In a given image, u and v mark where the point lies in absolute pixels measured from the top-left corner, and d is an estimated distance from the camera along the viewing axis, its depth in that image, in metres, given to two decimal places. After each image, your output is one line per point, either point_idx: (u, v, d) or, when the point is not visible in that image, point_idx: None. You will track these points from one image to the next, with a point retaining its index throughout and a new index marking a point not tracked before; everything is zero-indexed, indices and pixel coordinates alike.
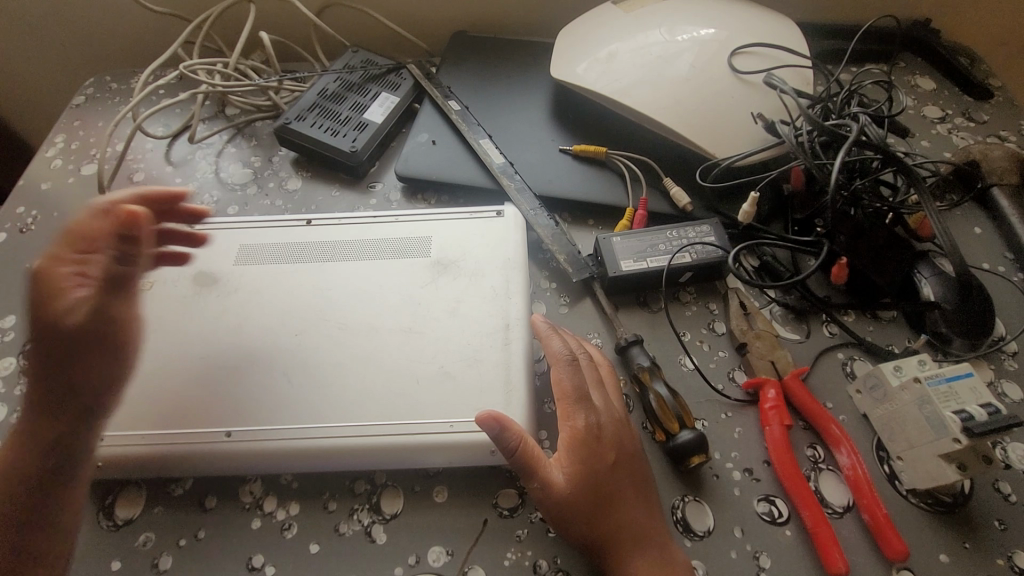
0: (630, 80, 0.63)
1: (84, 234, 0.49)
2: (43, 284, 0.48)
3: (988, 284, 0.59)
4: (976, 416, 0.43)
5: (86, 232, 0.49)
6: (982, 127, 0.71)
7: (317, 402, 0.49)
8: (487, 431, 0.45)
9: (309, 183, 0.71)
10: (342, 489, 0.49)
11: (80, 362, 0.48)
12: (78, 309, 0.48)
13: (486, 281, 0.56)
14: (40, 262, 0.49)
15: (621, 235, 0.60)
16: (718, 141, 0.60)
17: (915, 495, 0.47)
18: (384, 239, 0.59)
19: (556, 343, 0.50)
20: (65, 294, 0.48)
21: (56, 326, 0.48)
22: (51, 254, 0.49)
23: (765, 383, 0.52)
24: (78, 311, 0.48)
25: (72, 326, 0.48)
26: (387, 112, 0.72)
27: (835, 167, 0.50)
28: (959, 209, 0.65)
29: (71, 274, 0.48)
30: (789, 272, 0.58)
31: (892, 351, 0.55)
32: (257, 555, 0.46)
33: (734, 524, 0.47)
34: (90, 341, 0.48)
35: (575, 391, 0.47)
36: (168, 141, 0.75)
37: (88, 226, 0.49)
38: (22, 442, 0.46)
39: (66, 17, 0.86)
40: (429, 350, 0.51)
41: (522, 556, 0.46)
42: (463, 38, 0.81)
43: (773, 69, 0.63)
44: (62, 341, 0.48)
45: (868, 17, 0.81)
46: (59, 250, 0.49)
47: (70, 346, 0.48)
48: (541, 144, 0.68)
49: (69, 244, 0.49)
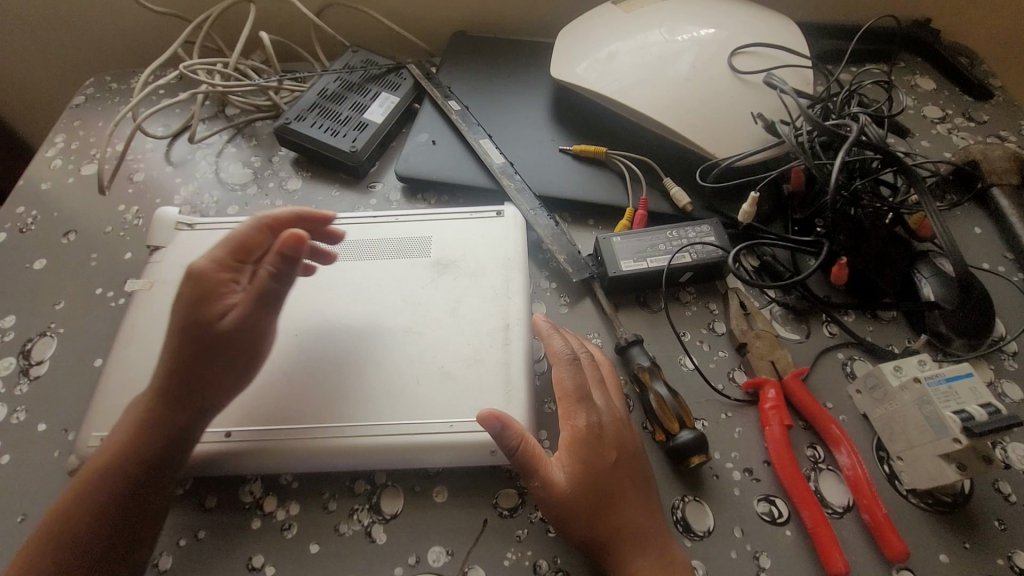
0: (630, 80, 0.63)
1: (240, 246, 0.49)
2: (200, 283, 0.46)
3: (988, 285, 0.59)
4: (976, 416, 0.43)
5: (245, 245, 0.49)
6: (982, 127, 0.71)
7: (318, 403, 0.49)
8: (489, 430, 0.45)
9: (309, 183, 0.71)
10: (342, 489, 0.49)
11: (213, 367, 0.46)
12: (230, 316, 0.45)
13: (486, 281, 0.56)
14: (201, 261, 0.47)
15: (621, 235, 0.60)
16: (718, 141, 0.60)
17: (915, 495, 0.47)
18: (384, 239, 0.59)
19: (558, 342, 0.50)
20: (219, 300, 0.46)
21: (207, 329, 0.45)
22: (213, 256, 0.48)
23: (765, 383, 0.52)
24: (231, 318, 0.45)
25: (220, 332, 0.45)
26: (388, 112, 0.72)
27: (835, 168, 0.50)
28: (959, 209, 0.65)
29: (229, 284, 0.47)
30: (789, 272, 0.58)
31: (892, 351, 0.55)
32: (257, 555, 0.46)
33: (734, 524, 0.47)
34: (234, 350, 0.46)
35: (576, 390, 0.47)
36: (168, 141, 0.75)
37: (247, 238, 0.49)
38: (145, 429, 0.45)
39: (66, 16, 0.86)
40: (429, 350, 0.51)
41: (522, 556, 0.46)
42: (463, 38, 0.81)
43: (773, 69, 0.63)
44: (199, 343, 0.45)
45: (868, 17, 0.81)
46: (221, 254, 0.48)
47: (207, 350, 0.45)
48: (542, 144, 0.68)
49: (232, 252, 0.48)
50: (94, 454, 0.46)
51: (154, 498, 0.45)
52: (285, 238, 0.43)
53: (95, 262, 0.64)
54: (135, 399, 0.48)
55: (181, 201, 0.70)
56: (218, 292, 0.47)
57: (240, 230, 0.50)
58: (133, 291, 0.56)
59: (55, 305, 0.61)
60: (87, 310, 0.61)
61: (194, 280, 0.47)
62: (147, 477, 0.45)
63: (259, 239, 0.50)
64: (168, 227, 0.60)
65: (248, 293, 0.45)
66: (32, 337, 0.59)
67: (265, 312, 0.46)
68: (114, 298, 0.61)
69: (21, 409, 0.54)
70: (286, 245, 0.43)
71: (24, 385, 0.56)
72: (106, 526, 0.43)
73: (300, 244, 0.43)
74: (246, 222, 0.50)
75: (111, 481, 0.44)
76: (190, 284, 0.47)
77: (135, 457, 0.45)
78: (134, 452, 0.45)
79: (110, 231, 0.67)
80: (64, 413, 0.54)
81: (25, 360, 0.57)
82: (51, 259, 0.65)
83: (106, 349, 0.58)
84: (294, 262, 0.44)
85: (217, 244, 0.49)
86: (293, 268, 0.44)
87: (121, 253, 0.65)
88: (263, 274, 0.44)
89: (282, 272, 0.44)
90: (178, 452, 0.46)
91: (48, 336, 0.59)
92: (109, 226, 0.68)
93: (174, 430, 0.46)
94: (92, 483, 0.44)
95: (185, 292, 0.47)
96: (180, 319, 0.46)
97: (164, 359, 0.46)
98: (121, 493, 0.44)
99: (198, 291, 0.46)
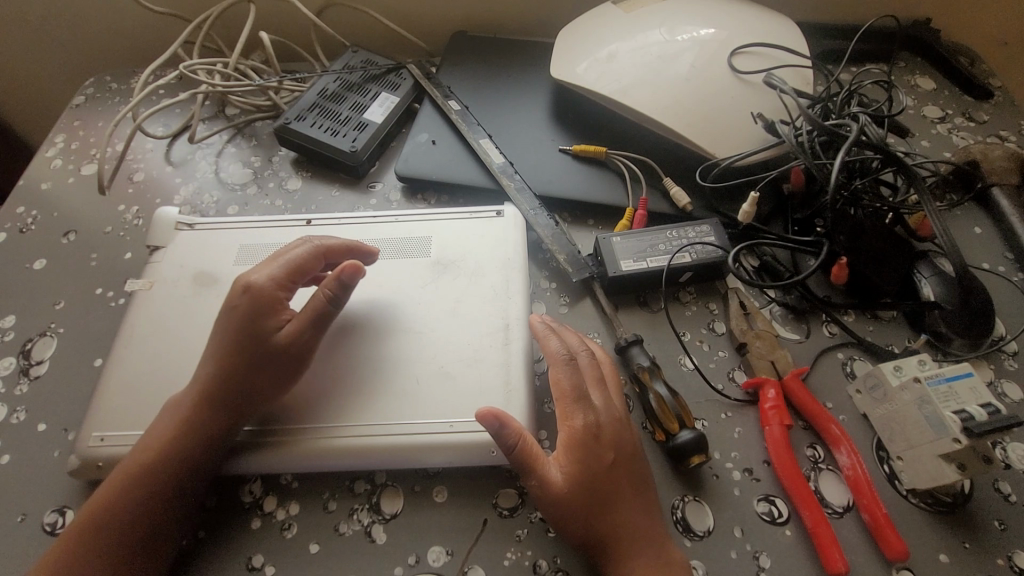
0: (630, 80, 0.63)
1: (295, 268, 0.52)
2: (258, 298, 0.50)
3: (988, 285, 0.59)
4: (976, 415, 0.43)
5: (300, 266, 0.52)
6: (982, 127, 0.71)
7: (320, 403, 0.49)
8: (487, 428, 0.45)
9: (309, 183, 0.71)
10: (342, 489, 0.49)
11: (263, 376, 0.48)
12: (284, 332, 0.49)
13: (486, 281, 0.56)
14: (258, 278, 0.51)
15: (621, 235, 0.60)
16: (717, 141, 0.60)
17: (915, 495, 0.47)
18: (384, 239, 0.59)
19: (555, 343, 0.50)
20: (275, 316, 0.50)
21: (263, 341, 0.48)
22: (271, 274, 0.51)
23: (765, 383, 0.52)
24: (286, 334, 0.49)
25: (276, 346, 0.48)
26: (388, 112, 0.72)
27: (834, 168, 0.50)
28: (959, 208, 0.65)
29: (284, 303, 0.51)
30: (789, 272, 0.58)
31: (891, 351, 0.55)
32: (257, 555, 0.46)
33: (734, 524, 0.47)
34: (286, 362, 0.48)
35: (574, 390, 0.47)
36: (168, 141, 0.75)
37: (302, 260, 0.53)
38: (189, 429, 0.46)
39: (65, 16, 0.86)
40: (429, 350, 0.51)
41: (522, 556, 0.46)
42: (463, 38, 0.81)
43: (773, 69, 0.63)
44: (254, 354, 0.48)
45: (868, 17, 0.81)
46: (277, 273, 0.51)
47: (260, 360, 0.48)
48: (542, 144, 0.68)
49: (287, 272, 0.52)
50: (133, 450, 0.46)
51: (191, 497, 0.46)
52: (345, 266, 0.50)
53: (95, 262, 0.64)
54: (175, 399, 0.48)
55: (181, 201, 0.70)
56: (274, 308, 0.50)
57: (294, 252, 0.53)
58: (133, 291, 0.56)
59: (54, 305, 0.61)
60: (87, 310, 0.61)
61: (251, 294, 0.50)
62: (187, 476, 0.46)
63: (313, 262, 0.53)
64: (168, 227, 0.60)
65: (304, 312, 0.49)
66: (32, 337, 0.59)
67: (317, 332, 0.49)
68: (114, 298, 0.61)
69: (21, 409, 0.54)
70: (345, 272, 0.50)
71: (24, 385, 0.56)
72: (146, 523, 0.44)
73: (356, 273, 0.50)
74: (301, 244, 0.54)
75: (153, 479, 0.45)
76: (247, 297, 0.50)
77: (178, 457, 0.46)
78: (177, 451, 0.46)
79: (110, 231, 0.67)
80: (64, 413, 0.54)
81: (25, 360, 0.57)
82: (50, 259, 0.65)
83: (106, 349, 0.58)
84: (348, 289, 0.50)
85: (273, 263, 0.52)
86: (346, 294, 0.50)
87: (122, 253, 0.65)
88: (320, 297, 0.50)
89: (337, 297, 0.50)
90: (219, 453, 0.47)
91: (48, 336, 0.59)
92: (109, 225, 0.68)
93: (217, 432, 0.47)
94: (134, 480, 0.44)
95: (241, 305, 0.49)
96: (236, 329, 0.49)
97: (215, 365, 0.48)
98: (162, 491, 0.45)
99: (256, 307, 0.49)
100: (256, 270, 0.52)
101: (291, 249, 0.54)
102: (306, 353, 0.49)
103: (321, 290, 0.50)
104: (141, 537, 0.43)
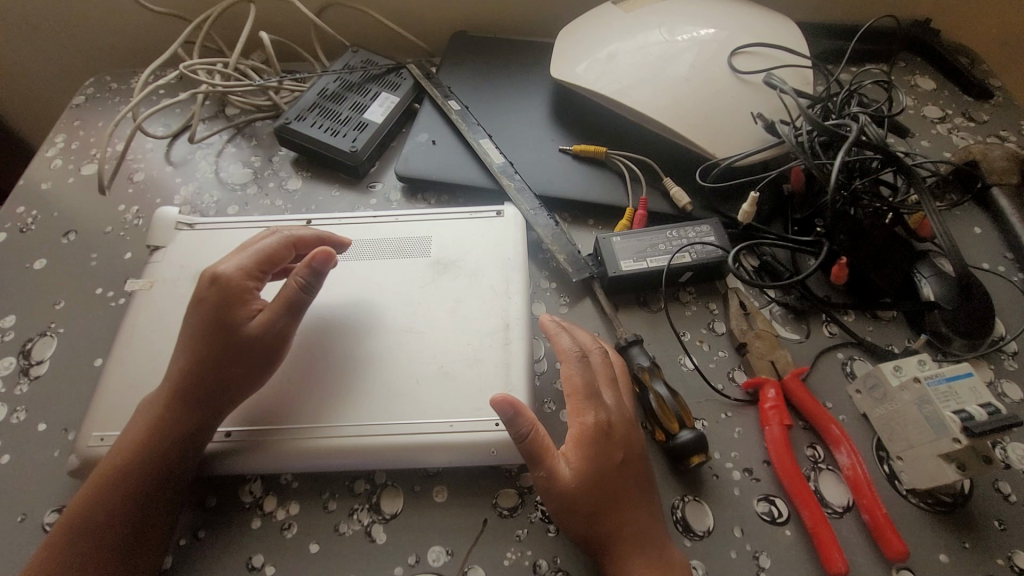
0: (629, 81, 0.63)
1: (264, 258, 0.52)
2: (226, 289, 0.49)
3: (987, 285, 0.59)
4: (976, 416, 0.43)
5: (271, 256, 0.52)
6: (982, 127, 0.71)
7: (316, 401, 0.49)
8: (500, 415, 0.45)
9: (308, 183, 0.71)
10: (342, 489, 0.49)
11: (234, 367, 0.47)
12: (256, 321, 0.48)
13: (486, 281, 0.56)
14: (227, 268, 0.50)
15: (621, 235, 0.60)
16: (717, 141, 0.60)
17: (915, 495, 0.47)
18: (384, 239, 0.59)
19: (566, 340, 0.50)
20: (244, 306, 0.49)
21: (233, 331, 0.48)
22: (239, 265, 0.50)
23: (765, 383, 0.52)
24: (259, 323, 0.48)
25: (247, 336, 0.48)
26: (387, 112, 0.72)
27: (834, 167, 0.50)
28: (959, 208, 0.65)
29: (254, 292, 0.50)
30: (789, 272, 0.58)
31: (892, 351, 0.55)
32: (257, 555, 0.46)
33: (734, 524, 0.47)
34: (257, 353, 0.48)
35: (586, 388, 0.47)
36: (168, 141, 0.75)
37: (274, 251, 0.52)
38: (163, 426, 0.46)
39: (63, 17, 0.86)
40: (429, 350, 0.51)
41: (522, 556, 0.46)
42: (462, 38, 0.81)
43: (772, 70, 0.63)
44: (224, 345, 0.47)
45: (869, 16, 0.80)
46: (247, 263, 0.51)
47: (229, 352, 0.47)
48: (541, 144, 0.68)
49: (258, 263, 0.51)
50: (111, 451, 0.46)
51: (173, 495, 0.46)
52: (316, 253, 0.49)
53: (94, 262, 0.64)
54: (150, 398, 0.48)
55: (181, 201, 0.70)
56: (244, 299, 0.49)
57: (264, 243, 0.53)
58: (133, 291, 0.56)
59: (54, 305, 0.61)
60: (86, 311, 0.61)
61: (219, 285, 0.49)
62: (169, 471, 0.45)
63: (284, 254, 0.53)
64: (168, 227, 0.60)
65: (275, 301, 0.49)
66: (33, 337, 0.59)
67: (291, 320, 0.49)
68: (114, 298, 0.62)
69: (21, 409, 0.54)
70: (317, 260, 0.49)
71: (24, 386, 0.56)
72: (126, 522, 0.43)
73: (328, 260, 0.50)
74: (270, 237, 0.53)
75: (132, 476, 0.44)
76: (214, 289, 0.49)
77: (153, 453, 0.45)
78: (151, 452, 0.45)
79: (110, 231, 0.67)
80: (64, 412, 0.54)
81: (25, 360, 0.57)
82: (51, 259, 0.65)
83: (106, 349, 0.58)
84: (321, 276, 0.49)
85: (242, 254, 0.52)
86: (319, 281, 0.50)
87: (122, 253, 0.65)
88: (291, 285, 0.49)
89: (310, 284, 0.49)
90: (196, 450, 0.47)
91: (48, 336, 0.59)
92: (109, 225, 0.68)
93: (190, 430, 0.46)
94: (113, 480, 0.44)
95: (209, 296, 0.49)
96: (206, 322, 0.48)
97: (185, 361, 0.47)
98: (141, 489, 0.44)
99: (224, 297, 0.49)
100: (225, 261, 0.51)
101: (261, 240, 0.53)
102: (279, 342, 0.48)
103: (293, 279, 0.49)
104: (123, 535, 0.43)
